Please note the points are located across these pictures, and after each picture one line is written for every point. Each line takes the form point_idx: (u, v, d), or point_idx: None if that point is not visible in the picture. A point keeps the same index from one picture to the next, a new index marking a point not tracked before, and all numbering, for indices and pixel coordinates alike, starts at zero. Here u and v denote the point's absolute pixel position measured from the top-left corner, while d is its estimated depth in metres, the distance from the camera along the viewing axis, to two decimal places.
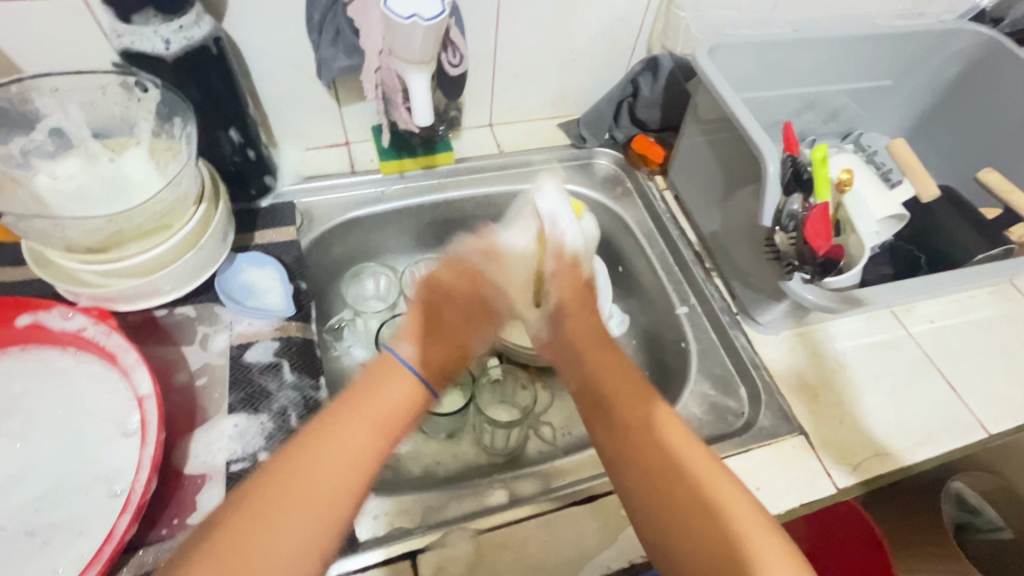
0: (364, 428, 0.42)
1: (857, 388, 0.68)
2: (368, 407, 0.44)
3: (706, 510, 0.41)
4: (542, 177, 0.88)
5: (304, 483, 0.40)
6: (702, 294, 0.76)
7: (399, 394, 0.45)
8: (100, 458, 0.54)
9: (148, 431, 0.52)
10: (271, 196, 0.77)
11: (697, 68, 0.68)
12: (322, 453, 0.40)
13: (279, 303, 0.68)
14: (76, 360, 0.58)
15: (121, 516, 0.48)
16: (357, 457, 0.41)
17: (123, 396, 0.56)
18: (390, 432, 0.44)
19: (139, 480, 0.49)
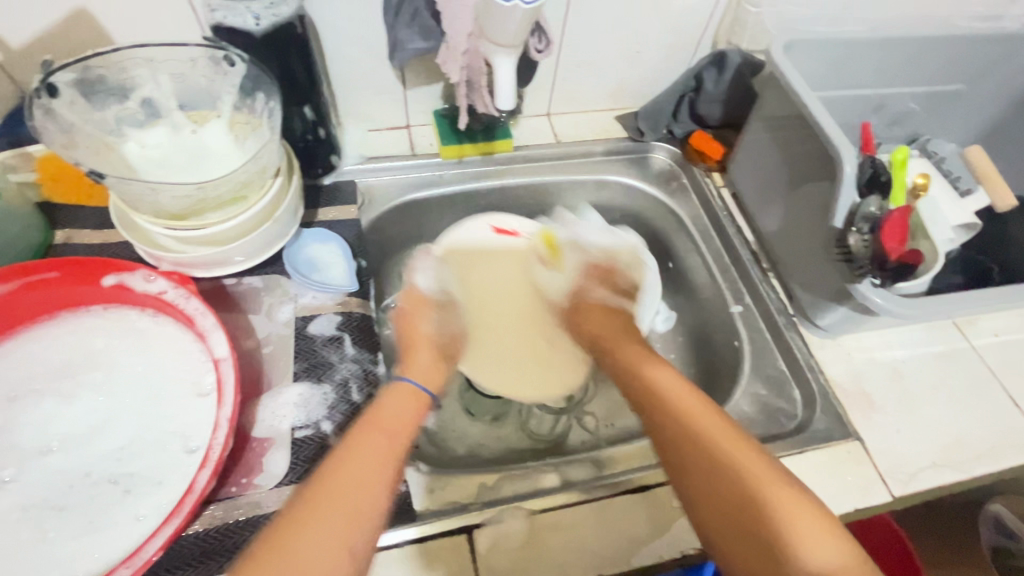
0: (380, 435, 0.50)
1: (914, 398, 0.67)
2: (384, 416, 0.53)
3: (723, 470, 0.47)
4: (596, 169, 0.88)
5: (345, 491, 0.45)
6: (758, 293, 0.75)
7: (414, 407, 0.56)
8: (176, 415, 0.56)
9: (225, 392, 0.55)
10: (334, 173, 0.79)
11: (770, 63, 0.67)
12: (358, 450, 0.48)
13: (341, 279, 0.70)
14: (153, 321, 0.61)
15: (200, 471, 0.50)
16: (378, 459, 0.48)
17: (198, 358, 0.59)
18: (402, 435, 0.52)
19: (218, 438, 0.52)
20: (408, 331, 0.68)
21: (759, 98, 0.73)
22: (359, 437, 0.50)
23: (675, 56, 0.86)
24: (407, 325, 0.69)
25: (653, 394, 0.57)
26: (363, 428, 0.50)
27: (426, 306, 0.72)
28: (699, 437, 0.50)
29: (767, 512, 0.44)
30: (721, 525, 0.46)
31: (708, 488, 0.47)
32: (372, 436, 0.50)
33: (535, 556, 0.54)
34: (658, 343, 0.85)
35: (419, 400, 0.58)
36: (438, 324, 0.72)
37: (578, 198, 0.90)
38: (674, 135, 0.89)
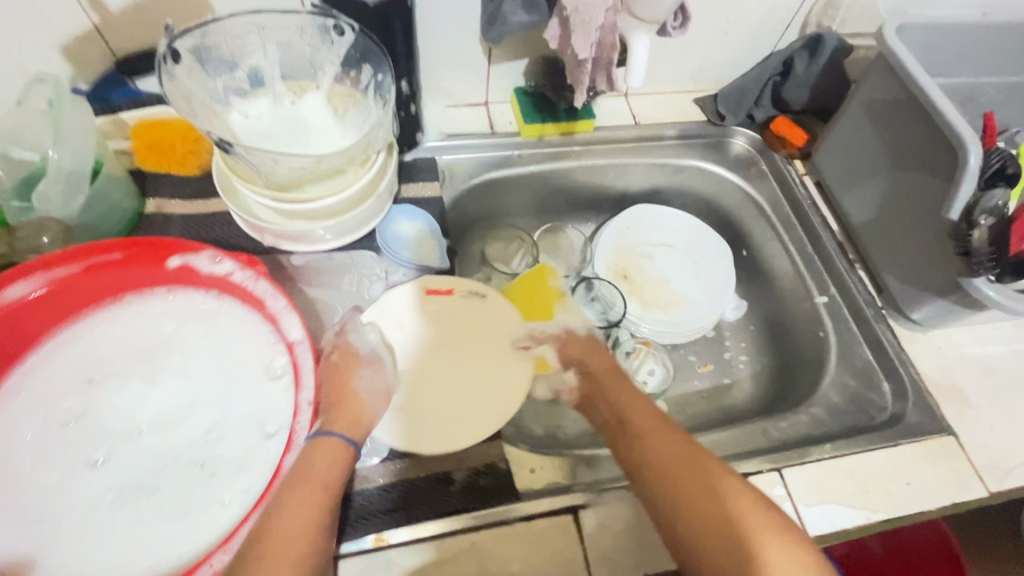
0: (316, 491, 0.47)
1: (1006, 394, 0.66)
2: (317, 472, 0.48)
3: (682, 486, 0.49)
4: (674, 154, 0.86)
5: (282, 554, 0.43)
6: (844, 285, 0.74)
7: (337, 460, 0.50)
8: (250, 399, 0.55)
9: (303, 375, 0.54)
10: (415, 150, 0.78)
11: (883, 45, 0.65)
12: (294, 510, 0.45)
13: (432, 257, 0.70)
14: (219, 304, 0.59)
15: (286, 454, 0.51)
16: (309, 524, 0.45)
17: (266, 340, 0.57)
18: (334, 490, 0.48)
19: (302, 421, 0.52)
20: (336, 389, 0.56)
21: (856, 86, 0.72)
22: (292, 493, 0.46)
23: (763, 38, 0.83)
24: (338, 382, 0.57)
25: (625, 425, 0.56)
26: (291, 485, 0.47)
27: (360, 362, 0.59)
28: (680, 474, 0.50)
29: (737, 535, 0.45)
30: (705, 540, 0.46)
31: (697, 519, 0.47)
32: (298, 502, 0.46)
33: (639, 539, 0.54)
34: (728, 331, 0.84)
35: (345, 452, 0.51)
36: (371, 389, 0.58)
37: (653, 182, 0.89)
38: (754, 120, 0.87)
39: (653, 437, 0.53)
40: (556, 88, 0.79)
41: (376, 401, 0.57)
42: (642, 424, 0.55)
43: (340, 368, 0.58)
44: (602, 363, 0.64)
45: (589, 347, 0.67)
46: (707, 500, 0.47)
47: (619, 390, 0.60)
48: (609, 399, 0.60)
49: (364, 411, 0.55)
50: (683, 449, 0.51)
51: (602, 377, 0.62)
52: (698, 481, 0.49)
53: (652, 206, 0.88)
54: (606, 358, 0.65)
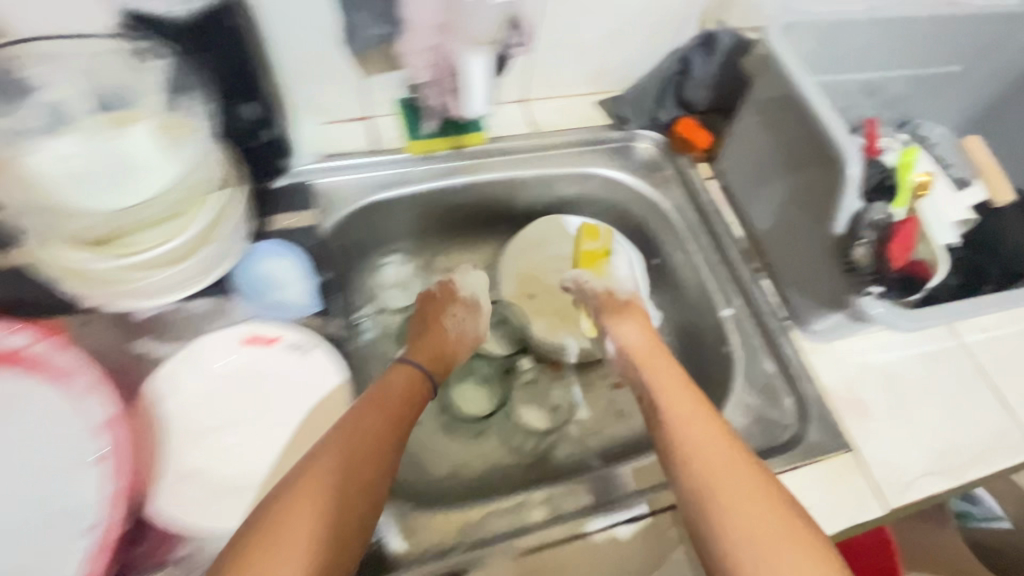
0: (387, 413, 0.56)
1: (906, 401, 0.65)
2: (388, 394, 0.58)
3: (691, 438, 0.53)
4: (577, 162, 0.81)
5: (352, 457, 0.50)
6: (749, 296, 0.71)
7: (414, 386, 0.62)
8: (52, 497, 0.48)
9: (116, 458, 0.50)
10: (288, 174, 0.71)
11: (767, 47, 0.62)
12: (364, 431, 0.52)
13: (299, 299, 0.62)
14: (13, 383, 0.52)
15: (91, 556, 0.46)
16: (382, 436, 0.53)
17: (72, 423, 0.51)
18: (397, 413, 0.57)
19: (108, 517, 0.48)
20: (430, 324, 0.71)
21: (751, 88, 0.68)
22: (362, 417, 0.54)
23: (662, 36, 0.78)
24: (432, 318, 0.72)
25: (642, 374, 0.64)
26: (375, 401, 0.56)
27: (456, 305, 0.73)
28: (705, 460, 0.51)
29: (732, 465, 0.50)
30: (693, 472, 0.51)
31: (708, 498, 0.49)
32: (378, 415, 0.55)
33: None
34: None
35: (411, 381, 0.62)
36: (457, 329, 0.71)
37: (559, 192, 0.84)
38: (659, 121, 0.83)
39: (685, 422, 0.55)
40: None
41: (459, 340, 0.71)
42: (661, 381, 0.61)
43: (434, 300, 0.73)
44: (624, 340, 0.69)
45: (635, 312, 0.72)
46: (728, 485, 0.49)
47: (650, 361, 0.64)
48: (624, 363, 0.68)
49: (447, 347, 0.69)
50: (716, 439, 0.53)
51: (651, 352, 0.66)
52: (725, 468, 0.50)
53: (559, 218, 0.84)
54: (648, 336, 0.69)
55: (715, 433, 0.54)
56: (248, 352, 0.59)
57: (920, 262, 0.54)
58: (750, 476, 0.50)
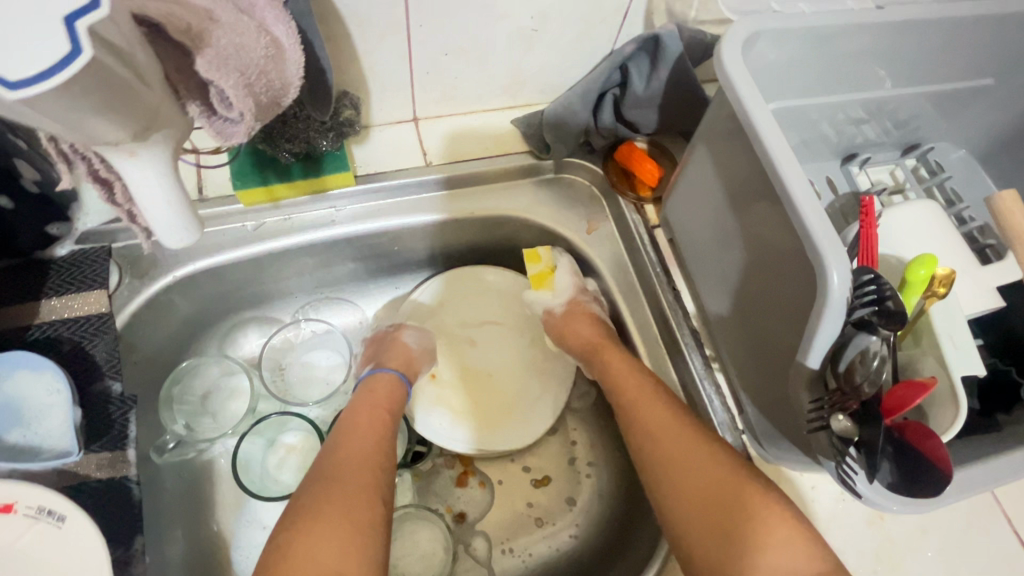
0: (378, 412, 0.55)
1: (897, 549, 0.49)
2: (377, 397, 0.57)
3: (651, 416, 0.50)
4: (484, 202, 0.63)
5: (348, 472, 0.47)
6: (695, 395, 0.55)
7: (398, 391, 0.59)
8: None
9: None
10: (71, 240, 0.51)
11: (719, 68, 0.43)
12: (361, 427, 0.52)
13: (57, 432, 0.45)
14: None
15: None
16: (375, 440, 0.51)
17: None
18: (395, 414, 0.56)
19: None
20: (388, 344, 0.63)
21: (703, 116, 0.50)
22: (358, 417, 0.53)
23: (593, 36, 0.58)
24: (389, 341, 0.63)
25: (591, 351, 0.59)
26: (359, 410, 0.54)
27: (404, 327, 0.64)
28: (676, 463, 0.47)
29: (692, 447, 0.47)
30: (676, 469, 0.47)
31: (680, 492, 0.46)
32: (368, 424, 0.52)
33: None
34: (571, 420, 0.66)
35: (397, 389, 0.59)
36: (417, 344, 0.63)
37: (464, 238, 0.66)
38: (594, 147, 0.63)
39: (643, 405, 0.51)
40: (271, 139, 0.50)
41: (421, 354, 0.63)
42: (607, 367, 0.57)
43: (396, 333, 0.64)
44: (579, 341, 0.60)
45: (576, 320, 0.61)
46: (699, 479, 0.45)
47: (603, 351, 0.58)
48: (574, 342, 0.61)
49: (415, 357, 0.62)
50: (674, 420, 0.49)
51: (601, 335, 0.60)
52: (686, 458, 0.47)
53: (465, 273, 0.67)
54: (600, 334, 0.59)
55: (667, 412, 0.50)
56: None
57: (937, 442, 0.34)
58: (721, 464, 0.45)
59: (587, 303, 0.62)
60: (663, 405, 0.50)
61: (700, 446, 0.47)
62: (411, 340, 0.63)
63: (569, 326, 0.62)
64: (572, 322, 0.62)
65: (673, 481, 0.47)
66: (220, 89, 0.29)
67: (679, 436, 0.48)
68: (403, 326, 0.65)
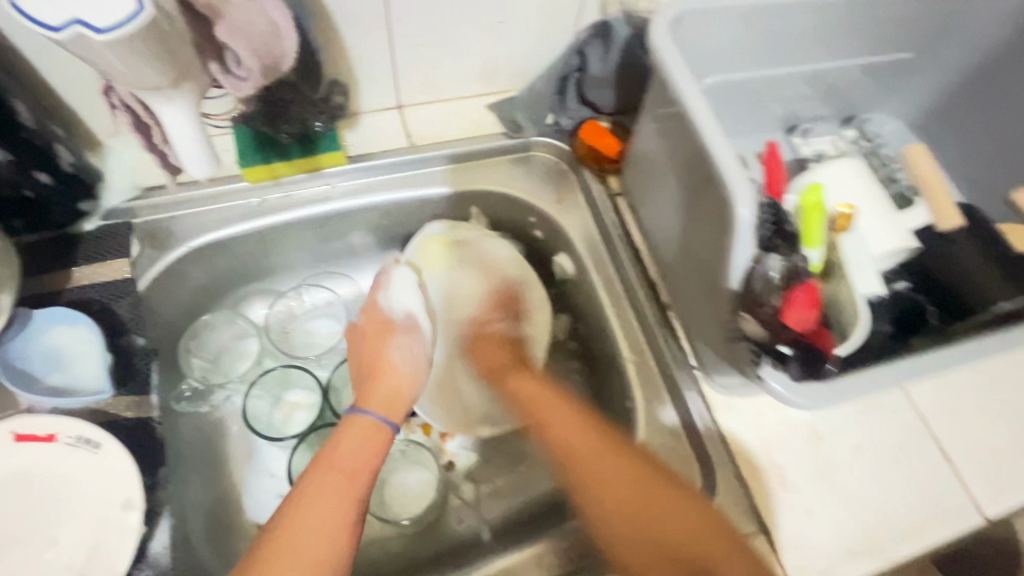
0: (339, 483, 0.47)
1: (836, 466, 0.55)
2: (341, 458, 0.48)
3: (600, 472, 0.51)
4: (462, 178, 0.69)
5: (290, 562, 0.42)
6: (655, 341, 0.61)
7: (373, 445, 0.50)
8: None
9: None
10: (97, 217, 0.58)
11: (653, 44, 0.50)
12: (313, 511, 0.45)
13: (91, 378, 0.52)
14: None
15: None
16: (334, 520, 0.45)
17: None
18: (364, 476, 0.48)
19: None
20: (370, 358, 0.56)
21: (648, 90, 0.57)
22: (313, 487, 0.46)
23: (554, 25, 0.65)
24: (371, 351, 0.57)
25: (497, 372, 0.62)
26: (317, 476, 0.47)
27: (393, 332, 0.58)
28: (618, 503, 0.49)
29: (643, 488, 0.49)
30: (622, 517, 0.49)
31: (618, 523, 0.49)
32: (323, 498, 0.45)
33: None
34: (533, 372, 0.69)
35: (380, 436, 0.51)
36: (407, 361, 0.56)
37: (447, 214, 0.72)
38: (561, 127, 0.70)
39: (587, 459, 0.52)
40: (271, 121, 0.57)
41: (411, 375, 0.56)
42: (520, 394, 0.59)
43: (367, 339, 0.57)
44: (483, 362, 0.64)
45: (483, 345, 0.64)
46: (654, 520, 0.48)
47: (500, 372, 0.62)
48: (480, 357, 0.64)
49: (399, 385, 0.55)
50: (622, 466, 0.51)
51: (503, 357, 0.63)
52: (639, 506, 0.49)
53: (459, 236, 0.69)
54: (501, 351, 0.63)
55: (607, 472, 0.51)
56: (20, 457, 0.48)
57: (824, 333, 0.43)
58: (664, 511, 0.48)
59: (494, 322, 0.66)
60: (608, 455, 0.51)
61: (651, 490, 0.49)
62: (472, 308, 0.67)
63: (481, 352, 0.64)
64: (480, 347, 0.64)
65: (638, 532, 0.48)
66: (234, 53, 0.39)
67: (623, 476, 0.50)
68: (377, 323, 0.58)
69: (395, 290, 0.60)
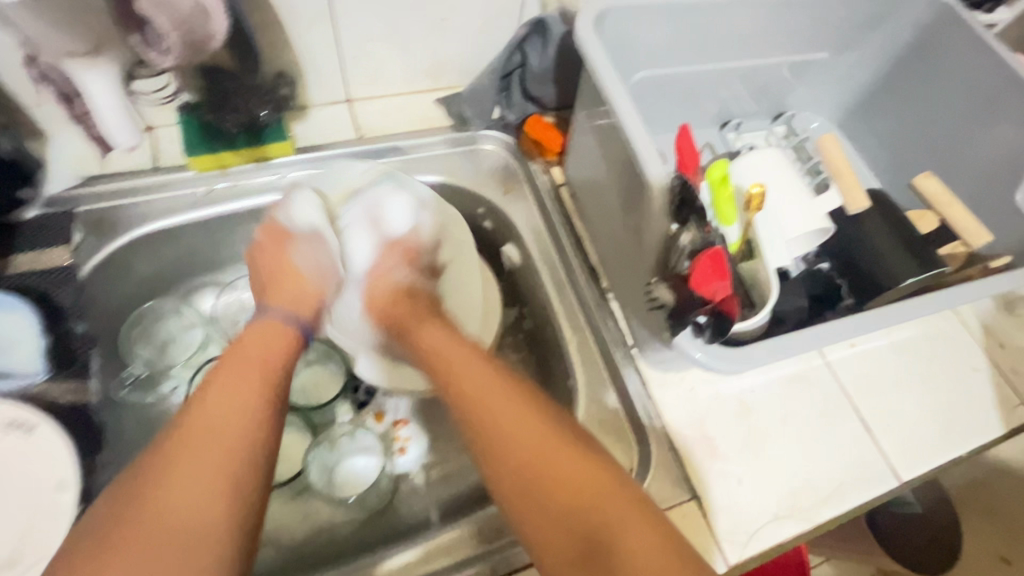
0: (251, 368, 0.45)
1: (764, 437, 0.58)
2: (250, 351, 0.47)
3: (498, 419, 0.43)
4: (410, 169, 0.71)
5: (209, 433, 0.40)
6: (596, 322, 0.64)
7: (278, 340, 0.50)
8: None
9: None
10: (39, 204, 0.58)
11: (578, 39, 0.53)
12: (221, 390, 0.43)
13: (24, 364, 0.52)
14: None
15: None
16: (242, 397, 0.43)
17: None
18: (275, 362, 0.47)
19: None
20: (272, 266, 0.57)
21: (581, 84, 0.60)
22: (219, 373, 0.44)
23: (495, 24, 0.68)
24: (272, 260, 0.57)
25: (407, 325, 0.54)
26: (223, 365, 0.45)
27: (294, 241, 0.58)
28: (507, 444, 0.42)
29: (547, 455, 0.41)
30: (518, 472, 0.41)
31: (508, 481, 0.41)
32: (231, 382, 0.44)
33: None
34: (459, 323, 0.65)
35: (285, 330, 0.51)
36: (309, 263, 0.57)
37: None
38: (507, 121, 0.73)
39: (473, 397, 0.45)
40: (215, 108, 0.60)
41: (318, 278, 0.57)
42: (394, 309, 0.57)
43: (272, 245, 0.57)
44: (387, 315, 0.57)
45: (389, 290, 0.58)
46: (575, 478, 0.40)
47: (405, 321, 0.55)
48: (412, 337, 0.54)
49: (307, 286, 0.56)
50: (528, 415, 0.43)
51: (410, 311, 0.56)
52: (545, 457, 0.41)
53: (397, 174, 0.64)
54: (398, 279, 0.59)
55: (502, 425, 0.43)
56: None
57: (734, 298, 0.43)
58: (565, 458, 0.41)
59: (398, 267, 0.60)
60: (498, 398, 0.44)
61: (566, 448, 0.42)
62: (371, 258, 0.60)
63: (394, 305, 0.57)
64: (393, 294, 0.58)
65: (548, 487, 0.40)
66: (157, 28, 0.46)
67: (536, 436, 0.42)
68: (273, 239, 0.58)
69: (300, 206, 0.59)
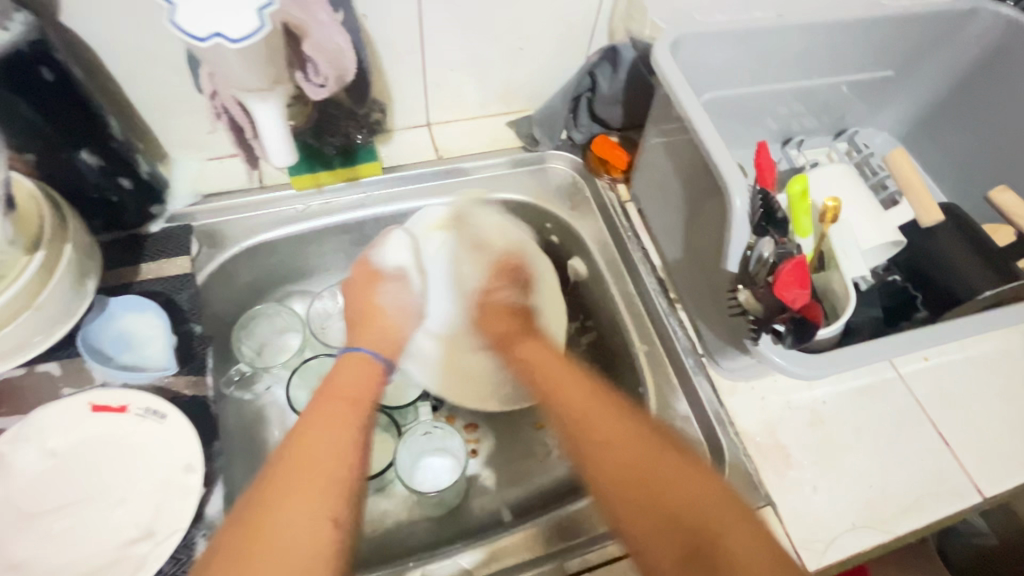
0: (342, 406, 0.50)
1: (837, 447, 0.59)
2: (345, 387, 0.52)
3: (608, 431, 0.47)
4: (485, 186, 0.76)
5: (312, 461, 0.44)
6: (664, 330, 0.66)
7: (368, 374, 0.55)
8: None
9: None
10: (163, 219, 0.66)
11: (654, 63, 0.57)
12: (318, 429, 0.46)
13: (156, 358, 0.58)
14: None
15: None
16: (343, 433, 0.47)
17: None
18: (366, 401, 0.51)
19: None
20: (362, 307, 0.62)
21: (653, 105, 0.63)
22: (318, 409, 0.49)
23: (565, 51, 0.73)
24: (362, 300, 0.62)
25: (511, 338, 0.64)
26: (323, 400, 0.50)
27: (382, 280, 0.63)
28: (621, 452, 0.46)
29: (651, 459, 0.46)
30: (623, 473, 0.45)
31: (628, 495, 0.44)
32: (328, 425, 0.47)
33: None
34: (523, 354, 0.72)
35: (371, 364, 0.56)
36: (392, 302, 0.63)
37: None
38: (574, 141, 0.77)
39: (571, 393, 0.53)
40: (319, 134, 0.66)
41: (399, 314, 0.62)
42: (495, 325, 0.66)
43: (361, 283, 0.63)
44: (493, 332, 0.66)
45: (491, 315, 0.66)
46: (658, 476, 0.44)
47: (513, 340, 0.64)
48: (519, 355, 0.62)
49: (390, 323, 0.61)
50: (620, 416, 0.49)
51: (516, 330, 0.65)
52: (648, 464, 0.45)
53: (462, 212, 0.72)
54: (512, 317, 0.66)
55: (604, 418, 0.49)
56: (94, 425, 0.53)
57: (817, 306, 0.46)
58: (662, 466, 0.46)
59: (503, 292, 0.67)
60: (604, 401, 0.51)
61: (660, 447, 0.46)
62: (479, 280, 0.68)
63: (489, 325, 0.66)
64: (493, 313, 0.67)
65: (651, 496, 0.43)
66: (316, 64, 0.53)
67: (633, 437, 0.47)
68: (367, 281, 0.63)
69: (391, 248, 0.65)
